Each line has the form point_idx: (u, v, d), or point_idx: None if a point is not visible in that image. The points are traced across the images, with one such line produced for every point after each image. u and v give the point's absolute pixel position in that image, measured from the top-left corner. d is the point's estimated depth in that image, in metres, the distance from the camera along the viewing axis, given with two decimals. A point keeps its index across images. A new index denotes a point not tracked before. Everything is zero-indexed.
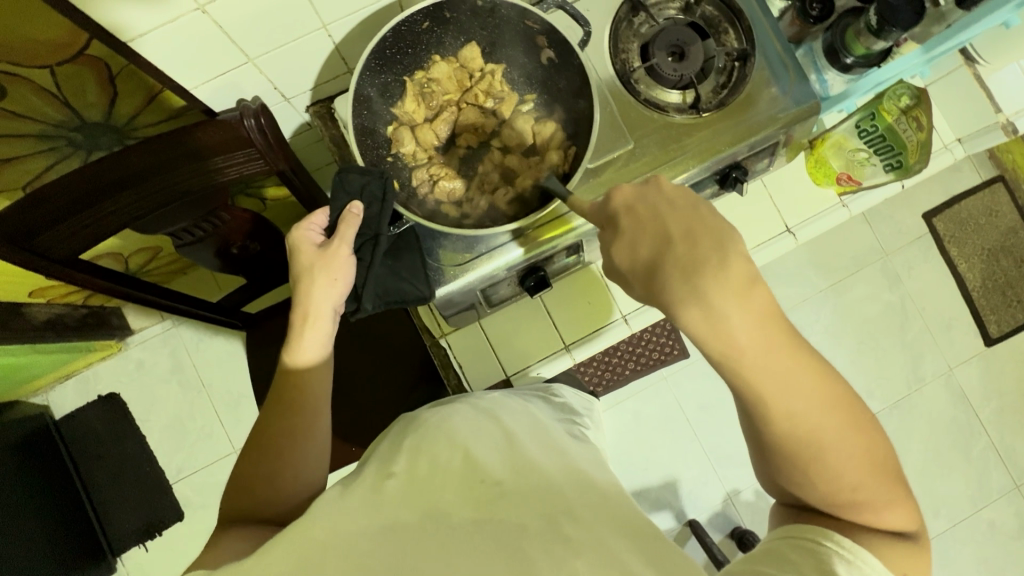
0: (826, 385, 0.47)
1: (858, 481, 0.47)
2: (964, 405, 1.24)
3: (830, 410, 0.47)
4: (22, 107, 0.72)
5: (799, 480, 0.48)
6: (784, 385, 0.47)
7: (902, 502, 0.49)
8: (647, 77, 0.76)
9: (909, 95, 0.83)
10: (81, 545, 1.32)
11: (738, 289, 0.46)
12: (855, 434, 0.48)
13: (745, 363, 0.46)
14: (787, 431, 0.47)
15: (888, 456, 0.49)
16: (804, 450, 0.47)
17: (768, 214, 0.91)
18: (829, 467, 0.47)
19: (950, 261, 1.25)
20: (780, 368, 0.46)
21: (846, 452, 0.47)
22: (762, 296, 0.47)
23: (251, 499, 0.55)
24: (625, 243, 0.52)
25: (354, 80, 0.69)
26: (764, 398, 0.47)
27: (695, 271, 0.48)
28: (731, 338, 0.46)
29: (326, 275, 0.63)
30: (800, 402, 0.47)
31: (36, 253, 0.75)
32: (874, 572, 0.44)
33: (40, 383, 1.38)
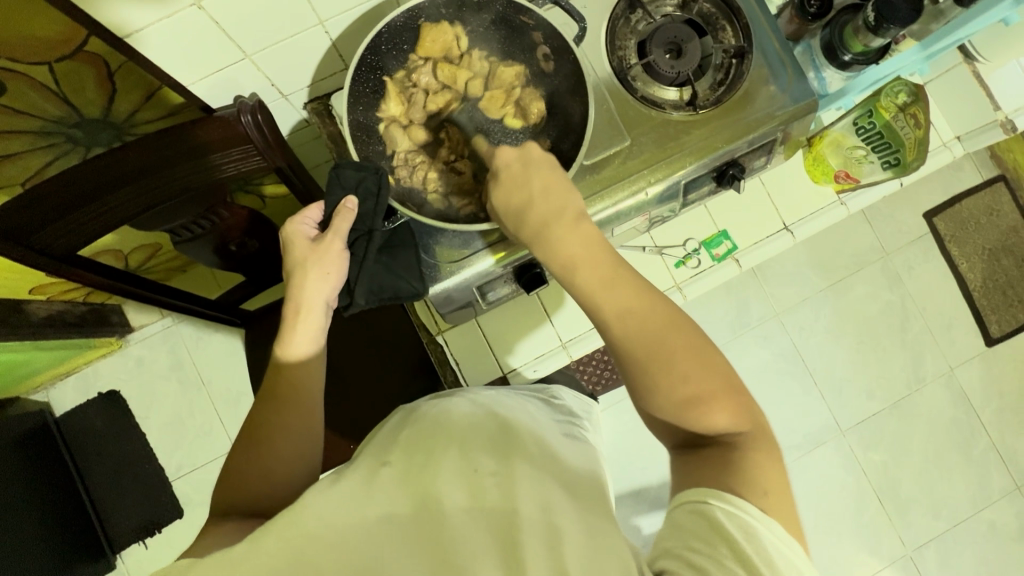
0: (639, 290, 0.54)
1: (688, 380, 0.50)
2: (964, 405, 1.23)
3: (650, 313, 0.53)
4: (22, 104, 0.73)
5: (641, 391, 0.52)
6: (609, 291, 0.54)
7: (727, 402, 0.49)
8: (644, 74, 0.76)
9: (906, 92, 0.81)
10: (80, 542, 1.32)
11: (568, 222, 0.59)
12: (681, 336, 0.51)
13: (577, 274, 0.57)
14: (616, 332, 0.53)
15: (716, 360, 0.51)
16: (639, 354, 0.51)
17: (765, 212, 0.91)
18: (658, 365, 0.50)
19: (950, 261, 1.24)
20: (604, 273, 0.56)
21: (675, 349, 0.51)
22: (590, 228, 0.59)
23: (243, 493, 0.55)
24: (502, 184, 0.63)
25: (350, 77, 0.70)
26: (593, 301, 0.55)
27: (548, 212, 0.60)
28: (563, 253, 0.58)
29: (319, 269, 0.63)
30: (622, 303, 0.53)
31: (33, 250, 0.75)
32: (761, 527, 0.42)
33: (40, 380, 1.38)
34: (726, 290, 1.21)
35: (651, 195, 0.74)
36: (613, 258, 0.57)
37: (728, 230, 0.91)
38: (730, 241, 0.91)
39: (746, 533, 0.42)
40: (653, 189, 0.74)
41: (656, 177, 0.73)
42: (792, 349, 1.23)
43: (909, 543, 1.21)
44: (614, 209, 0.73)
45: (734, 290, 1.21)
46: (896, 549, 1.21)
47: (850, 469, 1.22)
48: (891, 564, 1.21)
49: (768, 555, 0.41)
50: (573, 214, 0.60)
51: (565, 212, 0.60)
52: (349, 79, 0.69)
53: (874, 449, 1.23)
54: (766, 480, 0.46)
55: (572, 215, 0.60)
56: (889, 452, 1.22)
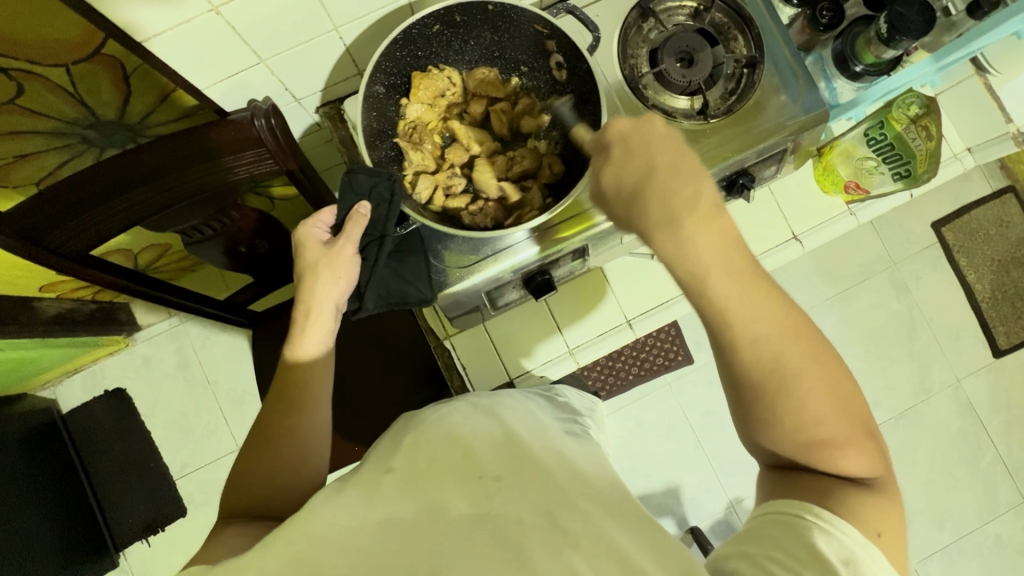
0: (784, 316, 0.48)
1: (819, 416, 0.47)
2: (971, 417, 1.22)
3: (794, 339, 0.47)
4: (39, 105, 0.74)
5: (770, 415, 0.47)
6: (749, 305, 0.47)
7: (863, 447, 0.47)
8: (655, 82, 0.76)
9: (918, 104, 0.79)
10: (84, 539, 1.32)
11: (703, 216, 0.49)
12: (816, 369, 0.47)
13: (710, 286, 0.48)
14: (742, 355, 0.48)
15: (852, 394, 0.48)
16: (766, 378, 0.47)
17: (774, 221, 0.91)
18: (790, 399, 0.47)
19: (959, 271, 1.24)
20: (742, 293, 0.48)
21: (810, 381, 0.47)
22: (725, 224, 0.49)
23: (252, 496, 0.56)
24: (610, 166, 0.54)
25: (362, 90, 0.70)
26: (728, 321, 0.48)
27: (678, 201, 0.49)
28: (695, 259, 0.48)
29: (330, 273, 0.64)
30: (760, 324, 0.47)
31: (47, 249, 0.75)
32: (860, 551, 0.43)
33: (47, 377, 1.39)
34: None
35: None
36: (750, 264, 0.49)
37: (737, 238, 0.91)
38: None
39: (843, 554, 0.42)
40: None
41: None
42: None
43: (914, 555, 1.20)
44: None
45: None
46: None
47: None
48: None
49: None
50: (710, 204, 0.49)
51: (699, 203, 0.49)
52: (363, 87, 0.69)
53: None
54: (880, 522, 0.45)
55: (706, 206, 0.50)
56: (895, 463, 1.22)
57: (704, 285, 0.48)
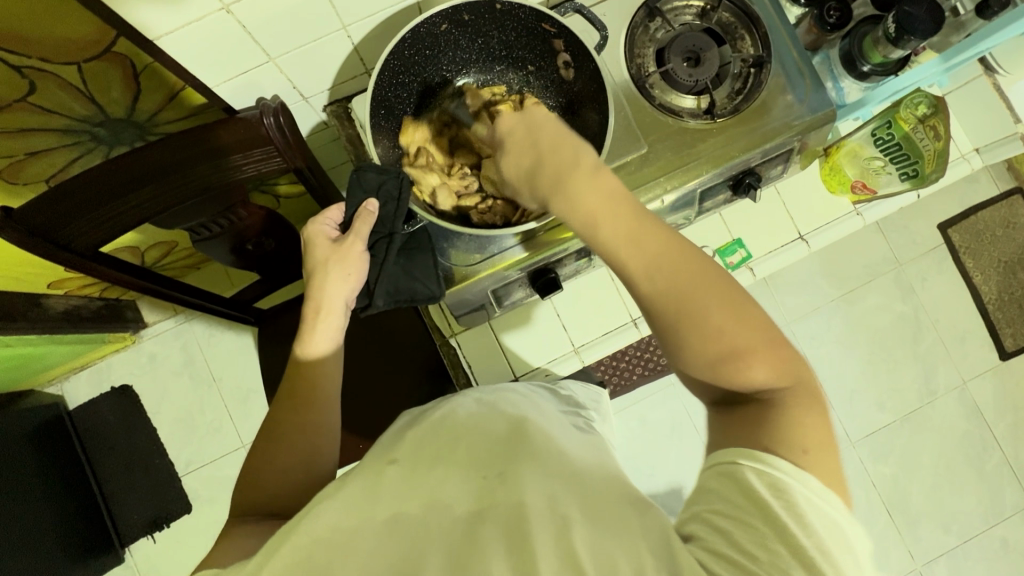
0: (671, 245, 0.50)
1: (725, 338, 0.47)
2: (977, 419, 1.22)
3: (681, 265, 0.49)
4: (50, 103, 0.75)
5: (669, 338, 0.49)
6: (630, 240, 0.51)
7: (767, 356, 0.47)
8: (662, 81, 0.76)
9: (925, 104, 0.79)
10: (90, 535, 1.33)
11: (586, 173, 0.54)
12: (709, 289, 0.48)
13: (600, 232, 0.52)
14: (644, 290, 0.50)
15: (754, 309, 0.49)
16: (669, 312, 0.49)
17: (780, 221, 0.91)
18: (690, 320, 0.48)
19: (965, 273, 1.23)
20: (625, 231, 0.51)
21: (704, 300, 0.48)
22: (609, 178, 0.54)
23: (261, 493, 0.56)
24: (511, 150, 0.59)
25: (371, 85, 0.70)
26: (619, 260, 0.51)
27: (564, 161, 0.55)
28: (585, 205, 0.53)
29: (340, 271, 0.64)
30: (648, 255, 0.50)
31: (57, 245, 0.76)
32: (790, 481, 0.42)
33: (55, 374, 1.40)
34: None
35: (666, 202, 0.75)
36: (634, 204, 0.53)
37: (743, 238, 0.91)
38: (744, 250, 0.91)
39: (775, 490, 0.42)
40: (668, 197, 0.74)
41: (671, 185, 0.74)
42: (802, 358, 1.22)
43: (918, 558, 1.20)
44: None
45: None
46: (904, 564, 1.19)
47: (859, 480, 1.21)
48: None
49: (797, 509, 0.41)
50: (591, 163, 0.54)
51: (581, 162, 0.55)
52: (372, 85, 0.70)
53: (884, 461, 1.21)
54: (807, 439, 0.45)
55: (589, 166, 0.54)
56: (899, 465, 1.21)
57: (598, 235, 0.52)
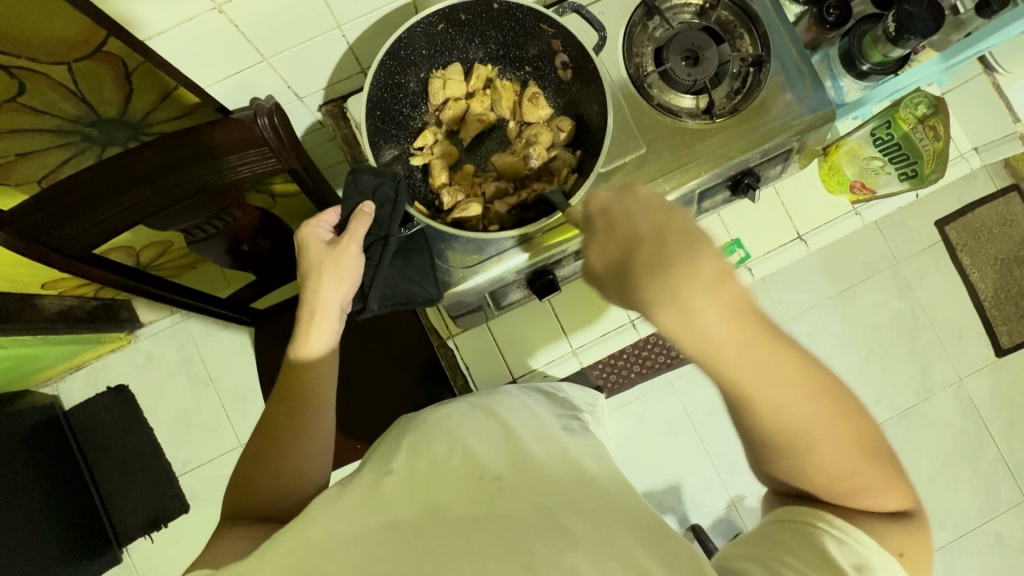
0: (803, 371, 0.46)
1: (847, 472, 0.47)
2: (973, 416, 1.22)
3: (812, 398, 0.46)
4: (41, 103, 0.73)
5: (782, 464, 0.49)
6: (769, 377, 0.45)
7: (882, 482, 0.49)
8: (660, 81, 0.76)
9: (925, 104, 0.79)
10: (87, 535, 1.33)
11: (710, 284, 0.45)
12: (837, 426, 0.47)
13: (725, 362, 0.45)
14: (767, 428, 0.47)
15: (872, 437, 0.49)
16: (791, 445, 0.47)
17: (779, 221, 0.91)
18: (814, 454, 0.47)
19: (962, 270, 1.23)
20: (759, 361, 0.45)
21: (833, 440, 0.47)
22: (737, 286, 0.46)
23: (255, 496, 0.56)
24: (601, 236, 0.53)
25: (370, 82, 0.69)
26: (752, 398, 0.46)
27: (679, 274, 0.46)
28: (701, 332, 0.45)
29: (334, 274, 0.63)
30: (791, 397, 0.46)
31: (50, 248, 0.75)
32: (867, 554, 0.45)
33: (50, 374, 1.39)
34: None
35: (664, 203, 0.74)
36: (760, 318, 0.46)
37: (742, 238, 0.90)
38: (743, 250, 0.91)
39: (852, 558, 0.45)
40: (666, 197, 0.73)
41: (670, 185, 0.73)
42: None
43: None
44: None
45: None
46: None
47: None
48: None
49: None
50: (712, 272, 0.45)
51: (702, 266, 0.46)
52: (369, 86, 0.69)
53: None
54: (907, 544, 0.47)
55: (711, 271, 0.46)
56: (896, 461, 1.22)
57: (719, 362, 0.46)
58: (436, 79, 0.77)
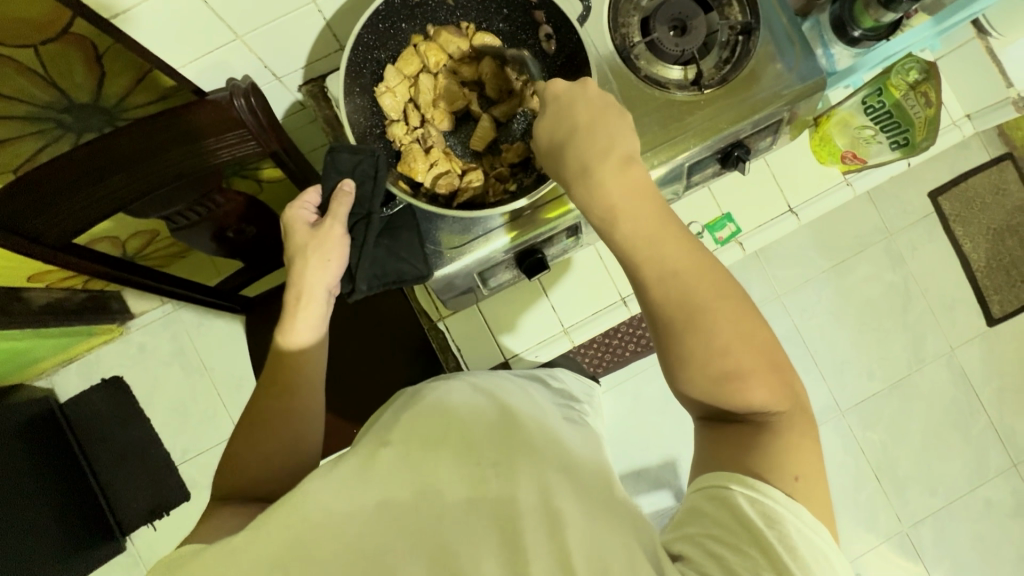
0: (693, 258, 0.51)
1: (733, 356, 0.48)
2: (964, 385, 1.24)
3: (696, 274, 0.50)
4: (9, 89, 0.71)
5: (668, 345, 0.49)
6: (660, 247, 0.51)
7: (768, 380, 0.48)
8: (647, 52, 0.73)
9: (918, 69, 0.76)
10: (89, 524, 1.34)
11: (616, 164, 0.54)
12: (724, 308, 0.49)
13: (619, 226, 0.52)
14: (654, 294, 0.50)
15: (760, 331, 0.49)
16: (676, 314, 0.49)
17: (771, 194, 0.89)
18: (696, 330, 0.48)
19: (954, 241, 1.23)
20: (648, 229, 0.52)
21: (714, 316, 0.48)
22: (638, 171, 0.54)
23: (245, 480, 0.55)
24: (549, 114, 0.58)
25: (346, 55, 0.67)
26: (638, 258, 0.51)
27: (590, 151, 0.55)
28: (606, 199, 0.53)
29: (319, 257, 0.63)
30: (669, 264, 0.50)
31: (29, 239, 0.72)
32: (785, 512, 0.43)
33: (43, 367, 1.39)
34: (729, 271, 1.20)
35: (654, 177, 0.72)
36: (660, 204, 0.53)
37: (732, 212, 0.89)
38: (733, 224, 0.89)
39: (770, 519, 0.42)
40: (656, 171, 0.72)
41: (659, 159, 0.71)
42: (792, 329, 1.23)
43: (905, 520, 1.23)
44: None
45: (737, 271, 1.20)
46: (892, 527, 1.23)
47: (848, 447, 1.23)
48: (887, 541, 1.23)
49: (791, 542, 0.41)
50: (606, 151, 0.55)
51: (613, 151, 0.55)
52: (346, 61, 0.67)
53: (873, 428, 1.24)
54: (798, 466, 0.46)
55: (617, 156, 0.55)
56: (887, 432, 1.23)
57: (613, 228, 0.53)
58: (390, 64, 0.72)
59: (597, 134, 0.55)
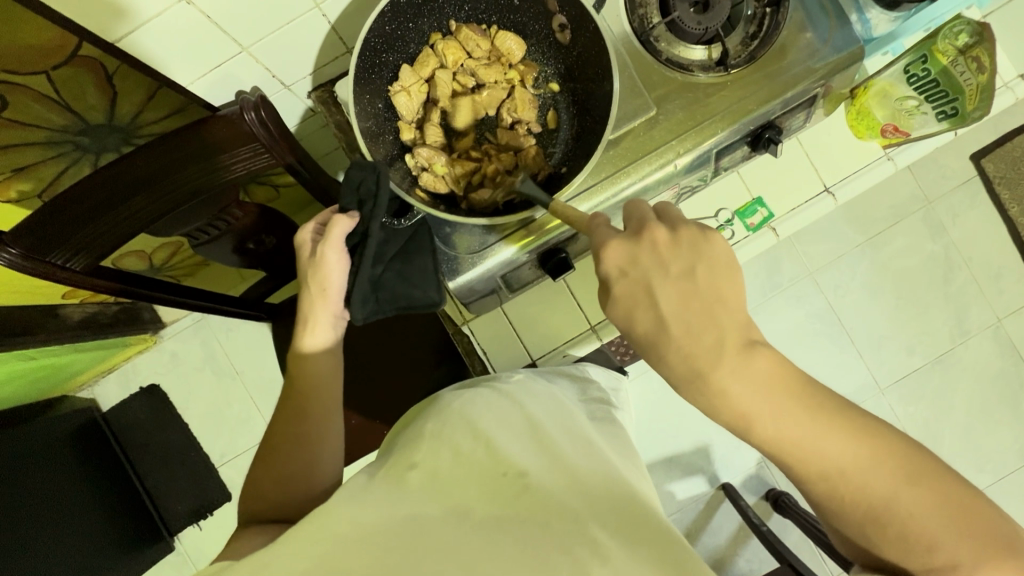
0: (867, 449, 0.43)
1: (934, 538, 0.41)
2: (1013, 357, 1.19)
3: (877, 462, 0.42)
4: (26, 117, 0.70)
5: (863, 539, 0.43)
6: (836, 442, 0.43)
7: (1010, 571, 0.40)
8: (668, 33, 0.69)
9: (968, 32, 0.69)
10: (138, 527, 1.39)
11: (735, 356, 0.44)
12: (919, 491, 0.42)
13: (757, 430, 0.44)
14: (820, 492, 0.44)
15: (964, 499, 0.42)
16: (870, 515, 0.42)
17: (804, 174, 0.80)
18: (896, 529, 0.41)
19: (1000, 204, 1.20)
20: (797, 433, 0.43)
21: (917, 508, 0.41)
22: (765, 358, 0.44)
23: (273, 500, 0.55)
24: (617, 302, 0.47)
25: (356, 61, 0.65)
26: (793, 453, 0.43)
27: (702, 347, 0.44)
28: (739, 407, 0.44)
29: (317, 285, 0.61)
30: (832, 461, 0.43)
31: (55, 265, 0.73)
32: None
33: (84, 378, 1.44)
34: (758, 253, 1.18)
35: (680, 166, 0.69)
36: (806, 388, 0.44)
37: (763, 197, 0.81)
38: (765, 209, 0.81)
39: None
40: (682, 160, 0.68)
41: (685, 147, 0.67)
42: (826, 308, 1.20)
43: None
44: (641, 184, 0.69)
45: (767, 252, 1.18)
46: None
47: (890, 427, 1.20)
48: None
49: None
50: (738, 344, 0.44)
51: (726, 341, 0.44)
52: (354, 67, 0.64)
53: (916, 406, 1.20)
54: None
55: (734, 342, 0.44)
56: (930, 409, 1.20)
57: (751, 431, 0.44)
58: (406, 65, 0.71)
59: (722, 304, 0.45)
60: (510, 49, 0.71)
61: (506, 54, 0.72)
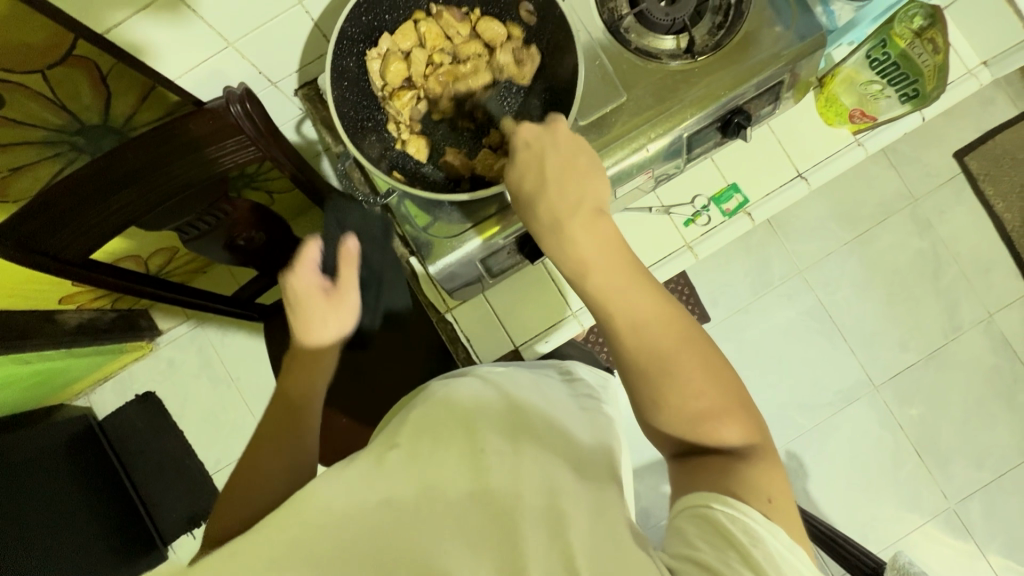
0: (658, 305, 0.54)
1: (696, 391, 0.50)
2: (1006, 352, 1.20)
3: (660, 321, 0.53)
4: (20, 114, 0.73)
5: (646, 398, 0.51)
6: (623, 296, 0.54)
7: (739, 418, 0.49)
8: (637, 24, 0.73)
9: (922, 14, 0.73)
10: (133, 535, 1.39)
11: (586, 217, 0.58)
12: (692, 347, 0.51)
13: (589, 278, 0.56)
14: (625, 343, 0.53)
15: (725, 370, 0.51)
16: (649, 367, 0.51)
17: (777, 159, 0.83)
18: (673, 379, 0.50)
19: (985, 200, 1.22)
20: (615, 285, 0.55)
21: (684, 363, 0.50)
22: (606, 225, 0.58)
23: (256, 474, 0.58)
24: (518, 162, 0.62)
25: (331, 46, 0.68)
26: (608, 310, 0.54)
27: (562, 206, 0.59)
28: (575, 254, 0.57)
29: (303, 264, 0.71)
30: (636, 312, 0.53)
31: (48, 256, 0.75)
32: (764, 531, 0.41)
33: (81, 386, 1.45)
34: (747, 250, 1.20)
35: (653, 151, 0.71)
36: (630, 257, 0.57)
37: (738, 183, 0.83)
38: (740, 195, 0.83)
39: (751, 536, 0.41)
40: (654, 145, 0.70)
41: (656, 132, 0.70)
42: (816, 304, 1.21)
43: (951, 496, 1.19)
44: (616, 169, 0.70)
45: (756, 249, 1.20)
46: (937, 504, 1.19)
47: (885, 423, 1.20)
48: (932, 518, 1.20)
49: (773, 561, 0.39)
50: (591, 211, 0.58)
51: (582, 206, 0.59)
52: (331, 53, 0.68)
53: (911, 403, 1.20)
54: (771, 489, 0.45)
55: (590, 210, 0.59)
56: (926, 405, 1.20)
57: (585, 281, 0.57)
58: (389, 39, 0.73)
59: (587, 175, 0.60)
60: (494, 34, 0.73)
61: (489, 39, 0.74)
